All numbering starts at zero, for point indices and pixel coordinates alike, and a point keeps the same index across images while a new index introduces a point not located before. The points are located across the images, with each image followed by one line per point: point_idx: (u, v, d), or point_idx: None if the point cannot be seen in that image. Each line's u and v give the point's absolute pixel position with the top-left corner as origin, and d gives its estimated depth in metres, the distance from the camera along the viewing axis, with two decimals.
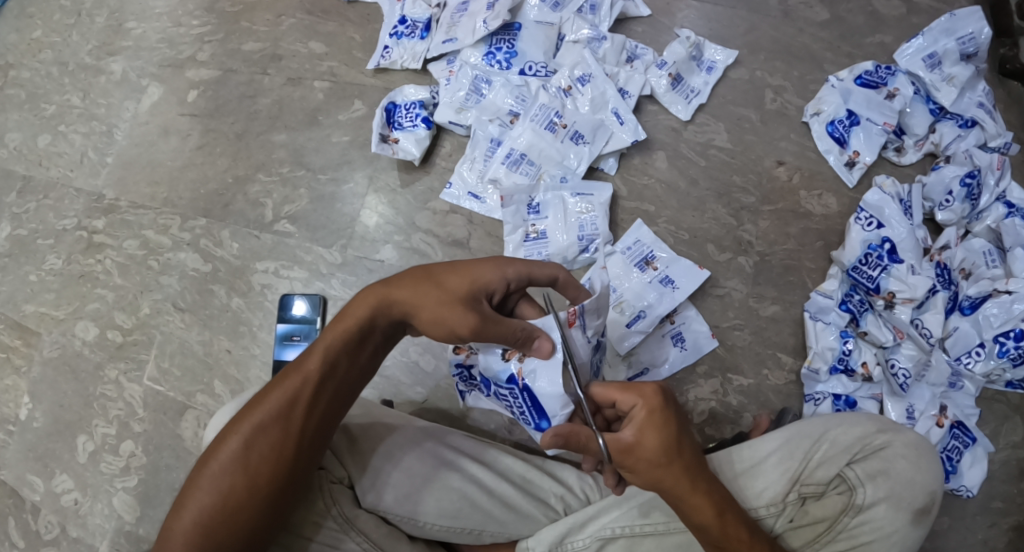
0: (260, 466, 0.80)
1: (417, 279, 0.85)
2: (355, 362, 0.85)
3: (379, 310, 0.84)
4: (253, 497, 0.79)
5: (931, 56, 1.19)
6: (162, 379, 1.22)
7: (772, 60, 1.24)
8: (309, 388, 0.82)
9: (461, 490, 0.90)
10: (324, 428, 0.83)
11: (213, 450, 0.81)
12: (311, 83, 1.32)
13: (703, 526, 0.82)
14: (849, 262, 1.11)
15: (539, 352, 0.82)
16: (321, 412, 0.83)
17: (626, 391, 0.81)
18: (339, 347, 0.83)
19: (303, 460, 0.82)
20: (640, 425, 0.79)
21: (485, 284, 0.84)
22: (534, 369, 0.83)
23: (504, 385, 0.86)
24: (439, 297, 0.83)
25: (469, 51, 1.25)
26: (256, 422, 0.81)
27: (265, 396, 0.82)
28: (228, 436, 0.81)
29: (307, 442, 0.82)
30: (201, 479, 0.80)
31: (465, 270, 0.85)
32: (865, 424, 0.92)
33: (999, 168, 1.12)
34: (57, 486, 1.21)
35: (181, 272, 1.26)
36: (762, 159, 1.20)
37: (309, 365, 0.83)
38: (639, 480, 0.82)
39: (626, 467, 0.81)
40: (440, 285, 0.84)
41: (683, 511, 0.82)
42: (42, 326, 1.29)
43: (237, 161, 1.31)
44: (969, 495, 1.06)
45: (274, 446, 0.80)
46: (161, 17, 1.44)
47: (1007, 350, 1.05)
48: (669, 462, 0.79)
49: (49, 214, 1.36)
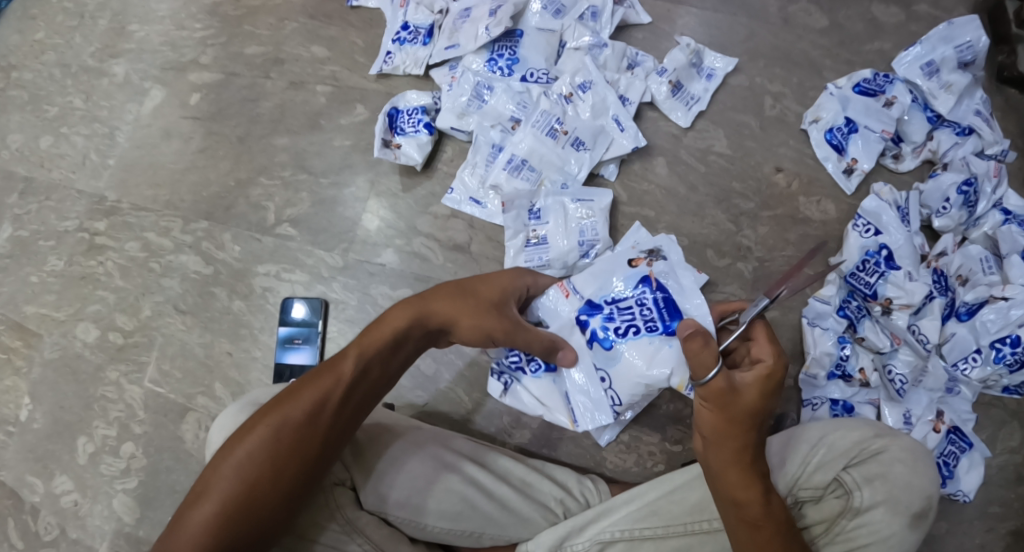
0: (283, 459, 0.80)
1: (449, 289, 0.92)
2: (387, 367, 0.87)
3: (415, 312, 0.89)
4: (272, 487, 0.80)
5: (929, 64, 1.20)
6: (162, 381, 1.23)
7: (772, 68, 1.25)
8: (342, 388, 0.83)
9: (462, 493, 0.91)
10: (349, 429, 0.84)
11: (238, 440, 0.81)
12: (313, 87, 1.32)
13: (742, 500, 0.81)
14: (847, 268, 1.12)
15: (562, 361, 1.00)
16: (349, 414, 0.84)
17: (770, 343, 0.82)
18: (374, 352, 0.86)
19: (326, 457, 0.83)
20: (758, 378, 0.80)
21: (510, 290, 0.96)
22: (666, 268, 0.99)
23: (630, 292, 0.99)
24: (476, 305, 0.92)
25: (471, 58, 1.26)
26: (285, 414, 0.82)
27: (297, 390, 0.83)
28: (255, 427, 0.81)
29: (333, 443, 0.83)
30: (223, 467, 0.80)
31: (491, 279, 0.95)
32: (863, 429, 0.92)
33: (995, 176, 1.14)
34: (57, 487, 1.21)
35: (182, 274, 1.27)
36: (761, 166, 1.21)
37: (343, 366, 0.84)
38: (712, 432, 0.81)
39: (710, 402, 0.81)
40: (475, 295, 0.92)
41: (733, 482, 0.81)
42: (42, 327, 1.30)
43: (239, 165, 1.31)
44: (967, 500, 1.06)
45: (300, 441, 0.81)
46: (164, 20, 1.44)
47: (1003, 355, 1.07)
48: (753, 423, 0.80)
49: (50, 216, 1.36)
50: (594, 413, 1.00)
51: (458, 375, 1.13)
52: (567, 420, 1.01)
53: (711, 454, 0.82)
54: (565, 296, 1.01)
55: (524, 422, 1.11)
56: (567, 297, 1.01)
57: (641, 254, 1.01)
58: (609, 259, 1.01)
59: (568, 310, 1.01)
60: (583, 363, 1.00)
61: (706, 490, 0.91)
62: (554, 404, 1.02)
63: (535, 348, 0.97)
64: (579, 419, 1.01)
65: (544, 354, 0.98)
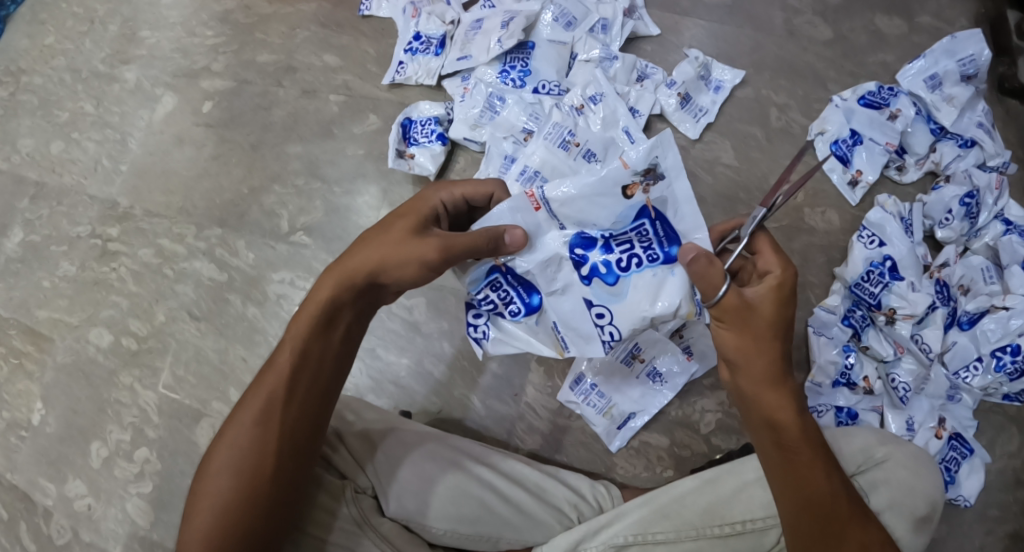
0: (252, 464, 0.83)
1: (363, 240, 0.86)
2: (328, 347, 0.86)
3: (336, 277, 0.85)
4: (242, 495, 0.82)
5: (932, 77, 1.22)
6: (176, 387, 1.24)
7: (777, 79, 1.27)
8: (283, 382, 0.84)
9: (479, 497, 0.93)
10: (310, 420, 0.85)
11: (209, 456, 0.84)
12: (326, 96, 1.34)
13: (777, 422, 0.82)
14: (851, 279, 1.14)
15: (512, 245, 0.85)
16: (299, 405, 0.85)
17: (775, 252, 0.82)
18: (307, 335, 0.85)
19: (287, 457, 0.84)
20: (770, 289, 0.80)
21: (427, 214, 0.89)
22: (664, 195, 0.84)
23: (627, 225, 0.86)
24: (392, 240, 0.85)
25: (483, 69, 1.28)
26: (239, 421, 0.84)
27: (246, 397, 0.85)
28: (219, 443, 0.84)
29: (289, 441, 0.84)
30: (203, 486, 0.83)
31: (406, 209, 0.89)
32: (867, 437, 0.94)
33: (998, 187, 1.16)
34: (70, 490, 1.23)
35: (196, 280, 1.28)
36: (768, 176, 1.23)
37: (280, 360, 0.85)
38: (735, 350, 0.82)
39: (728, 320, 0.81)
40: (389, 231, 0.86)
41: (763, 402, 0.82)
42: (55, 331, 1.31)
43: (252, 172, 1.32)
44: (967, 505, 1.09)
45: (255, 444, 0.83)
46: (175, 27, 1.46)
47: (1003, 364, 1.09)
48: (773, 339, 0.81)
49: (62, 221, 1.37)
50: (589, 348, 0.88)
51: (471, 382, 1.15)
52: (556, 351, 0.89)
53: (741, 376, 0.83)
54: (534, 207, 0.87)
55: (536, 427, 1.12)
56: (538, 210, 0.87)
57: (638, 175, 0.84)
58: (602, 178, 0.85)
59: (547, 232, 0.87)
60: (575, 299, 0.87)
61: (715, 496, 0.93)
62: (540, 338, 0.90)
63: (476, 251, 0.84)
64: (571, 350, 0.89)
65: (493, 250, 0.85)
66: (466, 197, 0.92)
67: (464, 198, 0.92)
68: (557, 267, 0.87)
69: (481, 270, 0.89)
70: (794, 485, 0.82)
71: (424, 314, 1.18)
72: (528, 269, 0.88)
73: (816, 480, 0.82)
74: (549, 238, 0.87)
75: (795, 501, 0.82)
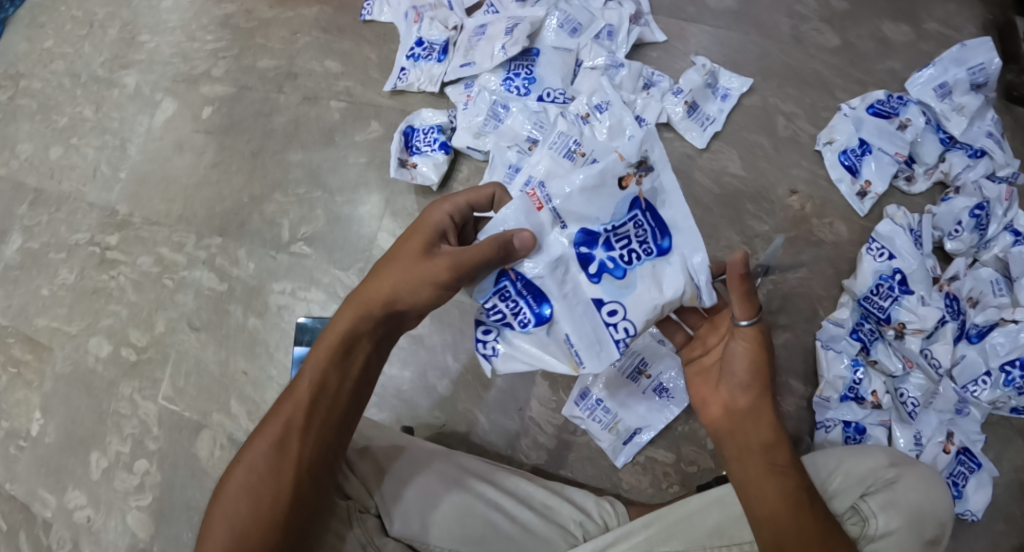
0: (269, 490, 0.80)
1: (379, 268, 0.87)
2: (347, 376, 0.85)
3: (354, 307, 0.86)
4: (258, 524, 0.79)
5: (942, 86, 1.21)
6: (177, 398, 1.23)
7: (784, 87, 1.26)
8: (302, 410, 0.83)
9: (485, 516, 0.92)
10: (327, 444, 0.83)
11: (224, 483, 0.82)
12: (327, 103, 1.32)
13: (772, 445, 0.82)
14: (860, 292, 1.13)
15: (522, 248, 0.84)
16: (317, 432, 0.83)
17: None
18: (325, 364, 0.84)
19: (305, 485, 0.82)
20: None
21: (435, 231, 0.88)
22: (655, 184, 0.84)
23: (622, 218, 0.85)
24: (406, 265, 0.85)
25: (487, 76, 1.27)
26: (257, 449, 0.82)
27: (264, 425, 0.84)
28: (235, 468, 0.82)
29: (308, 469, 0.82)
30: (219, 512, 0.81)
31: (415, 230, 0.88)
32: (877, 458, 0.94)
33: (1007, 199, 1.14)
34: (70, 502, 1.22)
35: (196, 290, 1.27)
36: (775, 187, 1.21)
37: (299, 389, 0.84)
38: (746, 370, 0.83)
39: (751, 343, 0.83)
40: (403, 256, 0.86)
41: (764, 423, 0.82)
42: (54, 340, 1.30)
43: (252, 180, 1.31)
44: (974, 519, 1.07)
45: (273, 472, 0.81)
46: (175, 31, 1.44)
47: (1012, 379, 1.08)
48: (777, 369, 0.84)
49: (61, 228, 1.36)
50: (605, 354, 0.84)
51: (474, 396, 1.14)
52: (571, 363, 0.84)
53: (741, 398, 0.83)
54: (537, 208, 0.85)
55: (541, 442, 1.11)
56: (541, 210, 0.85)
57: (632, 167, 0.84)
58: (595, 173, 0.84)
59: (552, 231, 0.85)
60: (585, 303, 0.85)
61: (724, 515, 0.92)
62: (552, 352, 0.85)
63: (488, 261, 0.83)
64: (587, 362, 0.84)
65: (504, 259, 0.83)
66: (471, 205, 0.90)
67: (469, 207, 0.90)
68: (564, 268, 0.85)
69: (491, 277, 0.86)
70: (783, 511, 0.80)
71: (426, 326, 1.17)
72: (538, 274, 0.85)
73: (802, 507, 0.80)
74: (552, 235, 0.85)
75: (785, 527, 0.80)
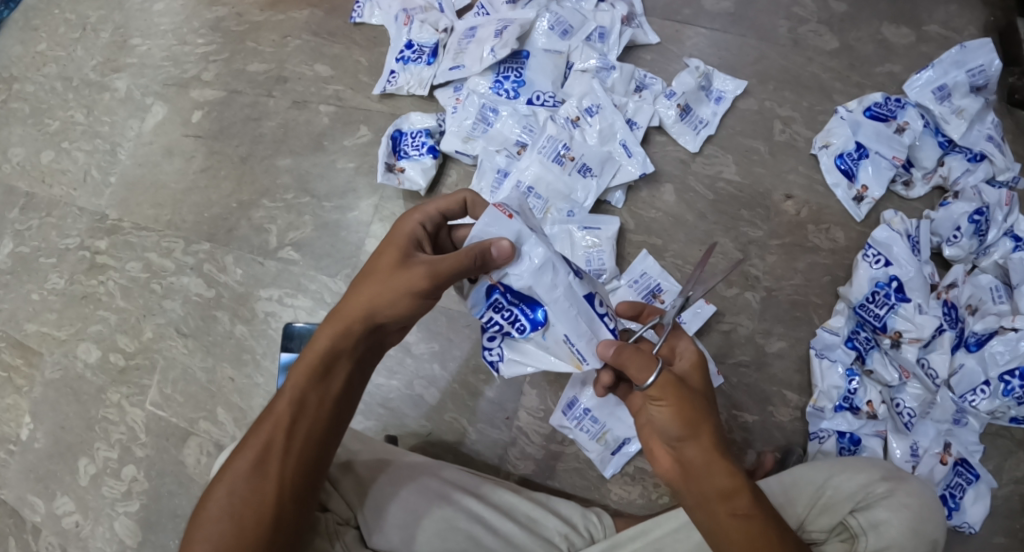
0: (247, 512, 0.78)
1: (356, 283, 0.84)
2: (327, 395, 0.83)
3: (333, 324, 0.83)
4: (238, 544, 0.77)
5: (940, 88, 1.18)
6: (164, 405, 1.22)
7: (781, 91, 1.23)
8: (282, 431, 0.80)
9: (467, 530, 0.90)
10: (307, 465, 0.81)
11: (201, 503, 0.80)
12: (317, 107, 1.32)
13: (730, 492, 0.77)
14: (856, 299, 1.11)
15: (501, 258, 0.79)
16: (297, 454, 0.81)
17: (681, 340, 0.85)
18: (304, 383, 0.82)
19: (288, 505, 0.80)
20: (693, 364, 0.82)
21: (408, 241, 0.84)
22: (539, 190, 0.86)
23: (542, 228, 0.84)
24: (382, 279, 0.82)
25: (477, 80, 1.25)
26: (237, 470, 0.79)
27: (243, 445, 0.81)
28: (213, 487, 0.79)
29: (289, 490, 0.80)
30: (196, 531, 0.78)
31: (388, 242, 0.85)
32: (870, 472, 0.92)
33: (1008, 204, 1.11)
34: (58, 507, 1.20)
35: (184, 296, 1.26)
36: (771, 193, 1.19)
37: (279, 408, 0.81)
38: (675, 416, 0.78)
39: (666, 399, 0.78)
40: (377, 270, 0.83)
41: (713, 472, 0.77)
42: (43, 346, 1.29)
43: (242, 186, 1.30)
44: (972, 531, 1.04)
45: (255, 493, 0.79)
46: (166, 34, 1.43)
47: (1012, 388, 1.04)
48: (708, 408, 0.79)
49: (51, 232, 1.35)
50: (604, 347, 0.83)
51: (462, 405, 1.12)
52: (575, 362, 0.83)
53: (684, 449, 0.78)
54: (507, 217, 0.80)
55: (529, 453, 1.10)
56: (512, 218, 0.80)
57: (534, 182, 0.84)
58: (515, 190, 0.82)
59: (529, 237, 0.80)
60: (574, 301, 0.82)
61: None
62: (554, 353, 0.84)
63: (465, 272, 0.79)
64: (590, 361, 0.83)
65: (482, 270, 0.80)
66: (443, 213, 0.87)
67: (441, 215, 0.87)
68: (550, 273, 0.80)
69: (480, 293, 0.83)
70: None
71: (413, 334, 1.16)
72: (527, 284, 0.81)
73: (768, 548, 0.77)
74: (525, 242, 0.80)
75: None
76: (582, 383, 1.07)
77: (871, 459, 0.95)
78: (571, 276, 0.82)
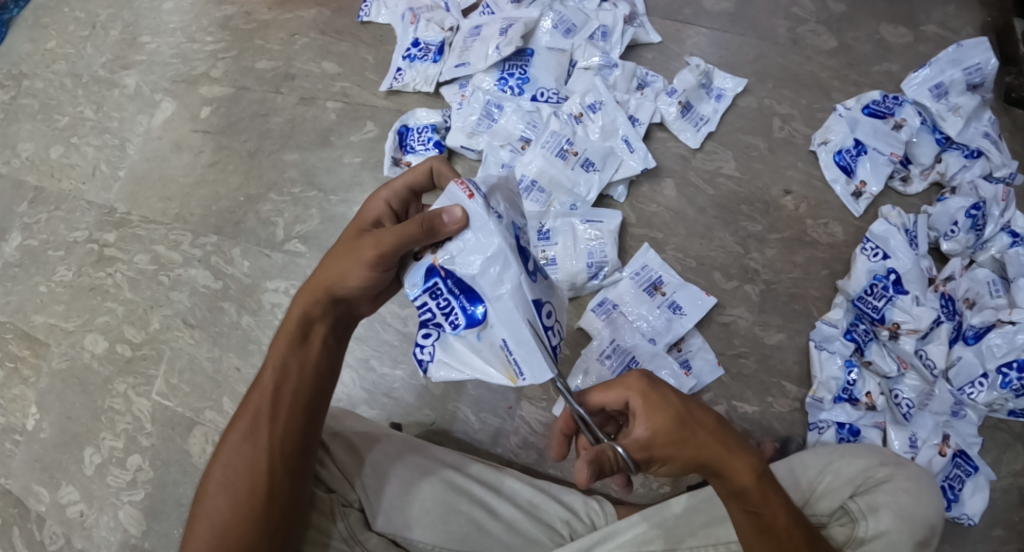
0: (241, 482, 0.81)
1: (325, 254, 0.85)
2: (307, 360, 0.85)
3: (304, 292, 0.85)
4: (238, 516, 0.80)
5: (938, 86, 1.20)
6: (171, 395, 1.23)
7: (780, 89, 1.25)
8: (267, 397, 0.84)
9: (469, 514, 0.91)
10: (296, 438, 0.84)
11: (204, 482, 0.83)
12: (323, 103, 1.34)
13: (743, 493, 0.78)
14: (854, 292, 1.12)
15: (451, 226, 0.73)
16: (285, 420, 0.83)
17: (611, 390, 0.80)
18: (284, 349, 0.85)
19: (278, 474, 0.82)
20: (646, 408, 0.78)
21: (373, 218, 0.85)
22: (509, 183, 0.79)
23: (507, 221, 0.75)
24: (341, 249, 0.83)
25: (481, 76, 1.28)
26: (230, 443, 0.83)
27: (235, 418, 0.85)
28: (212, 465, 0.83)
29: (280, 458, 0.82)
30: (201, 508, 0.81)
31: (355, 217, 0.86)
32: (868, 457, 0.93)
33: (1005, 199, 1.12)
34: (63, 497, 1.21)
35: (191, 288, 1.27)
36: (770, 188, 1.21)
37: (264, 381, 0.84)
38: (675, 470, 0.78)
39: (661, 461, 0.78)
40: (339, 242, 0.84)
41: (727, 484, 0.78)
42: (50, 337, 1.30)
43: (249, 180, 1.32)
44: (971, 523, 1.04)
45: (249, 462, 0.82)
46: (175, 33, 1.46)
47: (1009, 381, 1.05)
48: (689, 433, 0.77)
49: (60, 226, 1.37)
50: (544, 360, 0.72)
51: (465, 395, 1.14)
52: (508, 374, 0.72)
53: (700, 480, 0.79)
54: (467, 196, 0.73)
55: (531, 442, 1.11)
56: (471, 198, 0.73)
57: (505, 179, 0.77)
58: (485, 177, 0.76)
59: (484, 221, 0.73)
60: (519, 303, 0.73)
61: (712, 516, 0.91)
62: (484, 358, 0.73)
63: (415, 239, 0.75)
64: (526, 373, 0.72)
65: (432, 241, 0.75)
66: (410, 187, 0.87)
67: (408, 190, 0.87)
68: (499, 266, 0.73)
69: (420, 273, 0.76)
70: (793, 526, 0.79)
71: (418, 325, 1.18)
72: (470, 272, 0.73)
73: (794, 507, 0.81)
74: (480, 226, 0.73)
75: (804, 541, 0.79)
76: (584, 374, 1.12)
77: (874, 447, 0.95)
78: (522, 275, 0.73)
